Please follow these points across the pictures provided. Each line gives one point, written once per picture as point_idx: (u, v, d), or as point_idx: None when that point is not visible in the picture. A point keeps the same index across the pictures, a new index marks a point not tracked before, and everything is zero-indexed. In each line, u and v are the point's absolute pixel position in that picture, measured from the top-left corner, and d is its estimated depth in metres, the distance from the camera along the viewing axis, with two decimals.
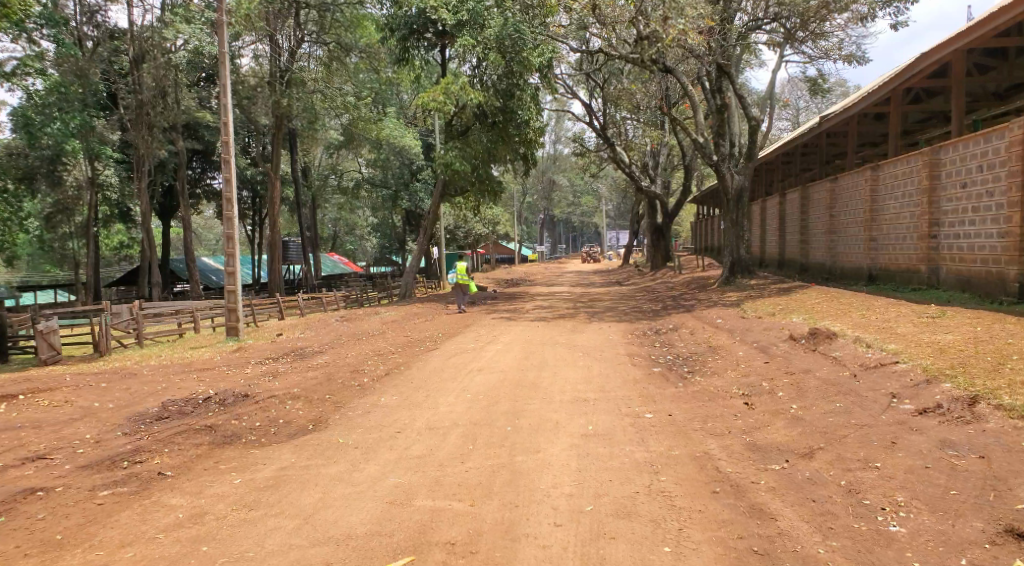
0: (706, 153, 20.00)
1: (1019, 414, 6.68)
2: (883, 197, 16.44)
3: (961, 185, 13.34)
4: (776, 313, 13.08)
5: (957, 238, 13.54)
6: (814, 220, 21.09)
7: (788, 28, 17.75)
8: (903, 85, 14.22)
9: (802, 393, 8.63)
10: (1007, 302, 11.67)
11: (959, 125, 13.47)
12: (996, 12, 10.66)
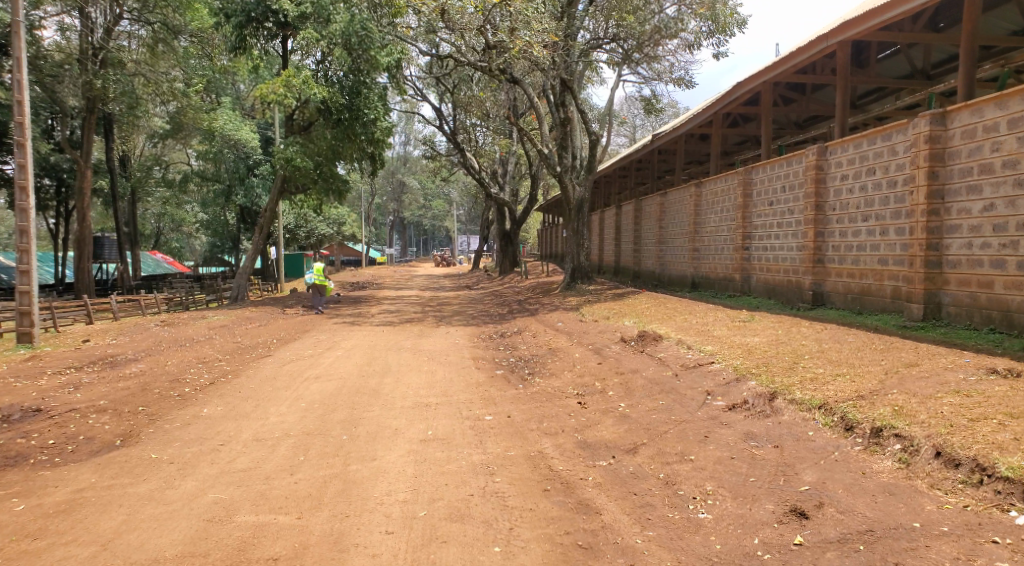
0: (550, 164, 20.71)
1: (807, 407, 7.60)
2: (705, 211, 17.95)
3: (768, 204, 14.87)
4: (611, 317, 13.83)
5: (765, 250, 15.04)
6: (646, 231, 22.56)
7: (626, 49, 18.76)
8: (723, 109, 15.57)
9: (630, 391, 9.22)
10: (803, 308, 13.13)
11: (767, 149, 15.00)
12: (796, 51, 12.02)
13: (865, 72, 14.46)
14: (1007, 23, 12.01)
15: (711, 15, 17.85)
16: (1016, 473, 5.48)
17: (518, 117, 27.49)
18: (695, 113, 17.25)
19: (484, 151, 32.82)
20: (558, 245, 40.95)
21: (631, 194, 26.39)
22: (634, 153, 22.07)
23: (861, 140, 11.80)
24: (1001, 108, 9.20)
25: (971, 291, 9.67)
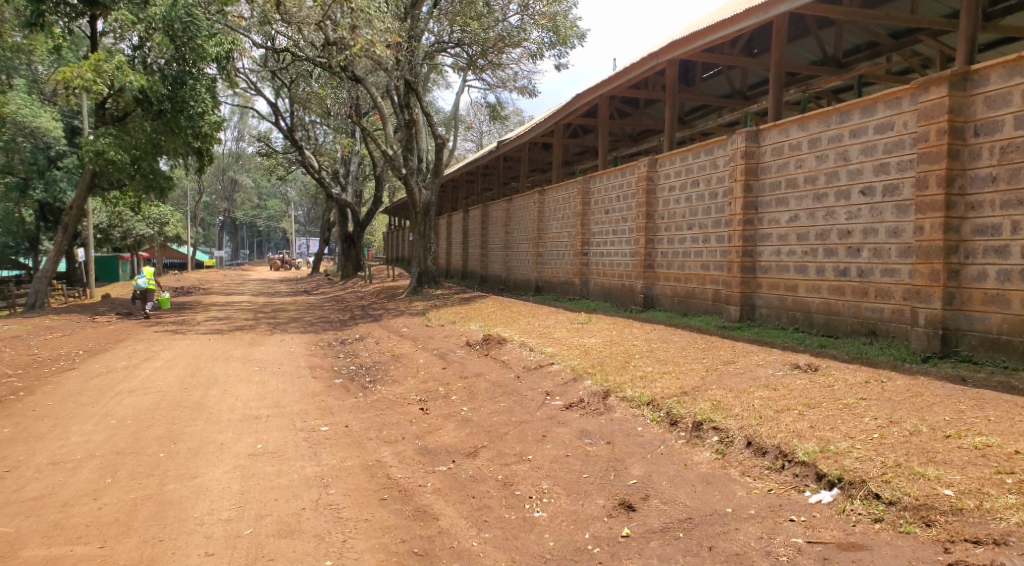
0: (395, 166, 20.47)
1: (638, 404, 8.04)
2: (547, 217, 18.55)
3: (605, 211, 15.62)
4: (456, 322, 13.86)
5: (601, 255, 15.79)
6: (491, 236, 22.95)
7: (470, 55, 19.05)
8: (564, 119, 16.16)
9: (472, 395, 9.27)
10: (636, 310, 13.94)
11: (603, 159, 15.78)
12: (629, 68, 12.75)
13: (691, 90, 15.59)
14: (807, 53, 13.45)
15: (552, 27, 18.48)
16: (810, 457, 6.09)
17: (361, 117, 26.96)
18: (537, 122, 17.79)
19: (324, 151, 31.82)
20: (405, 249, 40.71)
21: (478, 200, 26.73)
22: (479, 158, 22.35)
23: (687, 154, 12.72)
24: (802, 129, 10.27)
25: (779, 294, 10.72)
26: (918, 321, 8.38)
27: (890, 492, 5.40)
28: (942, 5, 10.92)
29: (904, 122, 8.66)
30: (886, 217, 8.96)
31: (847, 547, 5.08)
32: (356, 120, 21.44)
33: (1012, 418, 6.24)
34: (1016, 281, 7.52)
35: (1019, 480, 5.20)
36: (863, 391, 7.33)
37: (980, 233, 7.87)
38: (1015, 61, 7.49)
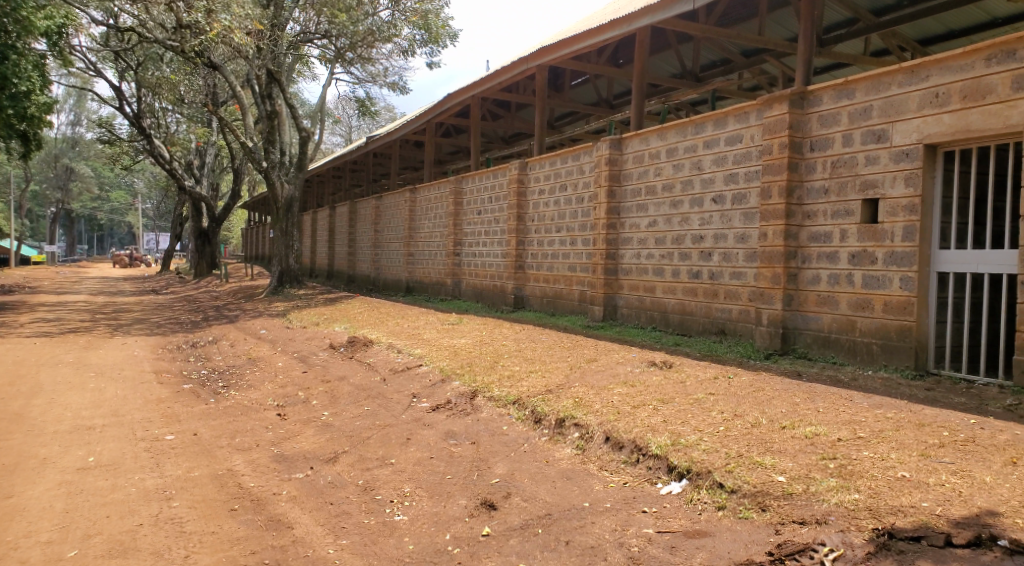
0: (256, 159, 19.60)
1: (504, 403, 8.13)
2: (418, 216, 18.43)
3: (476, 212, 15.73)
4: (320, 323, 13.42)
5: (473, 256, 15.86)
6: (361, 234, 22.44)
7: (338, 48, 18.57)
8: (436, 118, 16.10)
9: (335, 399, 8.99)
10: (506, 311, 14.14)
11: (475, 160, 15.87)
12: (500, 71, 12.89)
13: (561, 95, 15.99)
14: (668, 66, 14.17)
15: (424, 24, 18.40)
16: (663, 451, 6.38)
17: (219, 105, 25.56)
18: (408, 120, 17.60)
19: (176, 139, 29.71)
20: (269, 247, 39.06)
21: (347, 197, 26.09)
22: (348, 154, 21.82)
23: (555, 158, 13.03)
24: (660, 139, 10.79)
25: (639, 295, 11.23)
26: (762, 320, 9.02)
27: (731, 481, 5.72)
28: (785, 29, 11.85)
29: (751, 136, 9.28)
30: (734, 223, 9.58)
31: (692, 534, 5.29)
32: (213, 109, 20.23)
33: (838, 408, 6.85)
34: (843, 284, 8.27)
35: (841, 464, 5.66)
36: (712, 386, 7.80)
37: (815, 241, 8.60)
38: (843, 84, 8.22)
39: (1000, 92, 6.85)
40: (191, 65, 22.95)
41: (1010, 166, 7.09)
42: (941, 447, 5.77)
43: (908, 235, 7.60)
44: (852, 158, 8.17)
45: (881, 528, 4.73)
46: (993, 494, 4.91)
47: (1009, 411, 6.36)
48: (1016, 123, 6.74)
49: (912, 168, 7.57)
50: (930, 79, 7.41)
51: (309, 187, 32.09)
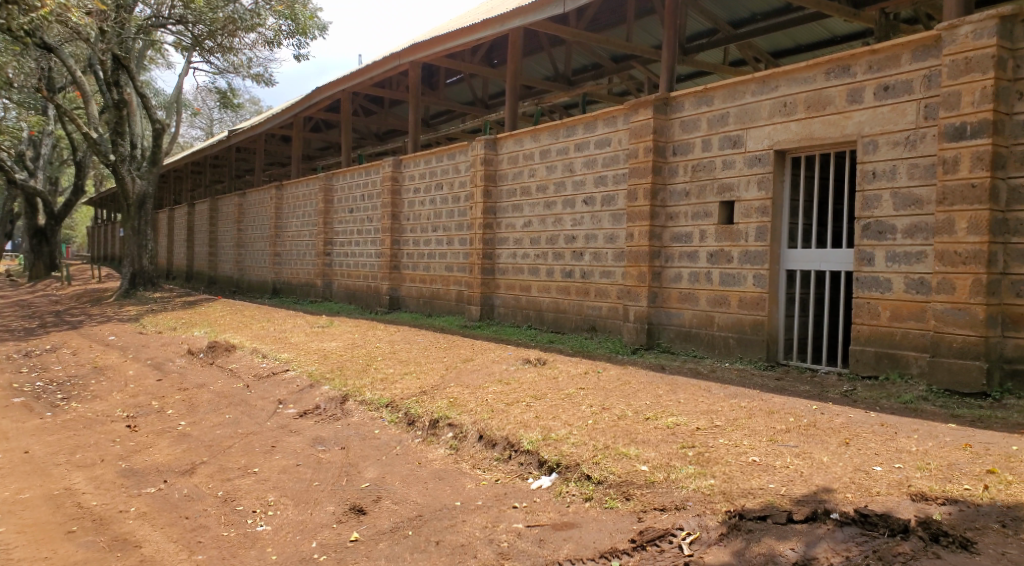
0: (101, 151, 18.19)
1: (375, 406, 7.99)
2: (285, 215, 17.84)
3: (348, 211, 15.42)
4: (176, 328, 12.64)
5: (345, 256, 15.58)
6: (224, 233, 21.38)
7: (195, 35, 17.57)
8: (305, 112, 15.61)
9: (193, 408, 8.48)
10: (381, 312, 13.94)
11: (346, 158, 15.55)
12: (372, 66, 12.66)
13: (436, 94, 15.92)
14: (541, 68, 14.44)
15: (290, 14, 17.80)
16: (534, 446, 6.48)
17: (57, 91, 23.44)
18: (274, 114, 16.93)
19: (5, 128, 26.88)
20: (119, 247, 36.37)
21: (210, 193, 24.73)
22: (209, 148, 20.69)
23: (430, 157, 12.98)
24: (534, 140, 10.98)
25: (515, 294, 11.41)
26: (629, 317, 9.40)
27: (598, 472, 5.87)
28: (651, 37, 12.38)
29: (619, 139, 9.63)
30: (604, 224, 9.90)
31: (560, 527, 5.37)
32: (48, 94, 18.50)
33: (697, 399, 7.24)
34: (702, 281, 8.75)
35: (699, 452, 5.97)
36: (583, 381, 8.02)
37: (677, 240, 9.04)
38: (703, 91, 8.68)
39: (838, 103, 7.47)
40: (21, 45, 20.88)
41: (846, 172, 7.75)
42: (787, 431, 6.21)
43: (760, 235, 8.12)
44: (711, 162, 8.65)
45: (733, 510, 4.96)
46: (829, 473, 5.31)
47: (845, 396, 6.95)
48: (851, 132, 7.38)
49: (763, 172, 8.11)
50: (779, 90, 7.97)
51: (167, 182, 30.15)
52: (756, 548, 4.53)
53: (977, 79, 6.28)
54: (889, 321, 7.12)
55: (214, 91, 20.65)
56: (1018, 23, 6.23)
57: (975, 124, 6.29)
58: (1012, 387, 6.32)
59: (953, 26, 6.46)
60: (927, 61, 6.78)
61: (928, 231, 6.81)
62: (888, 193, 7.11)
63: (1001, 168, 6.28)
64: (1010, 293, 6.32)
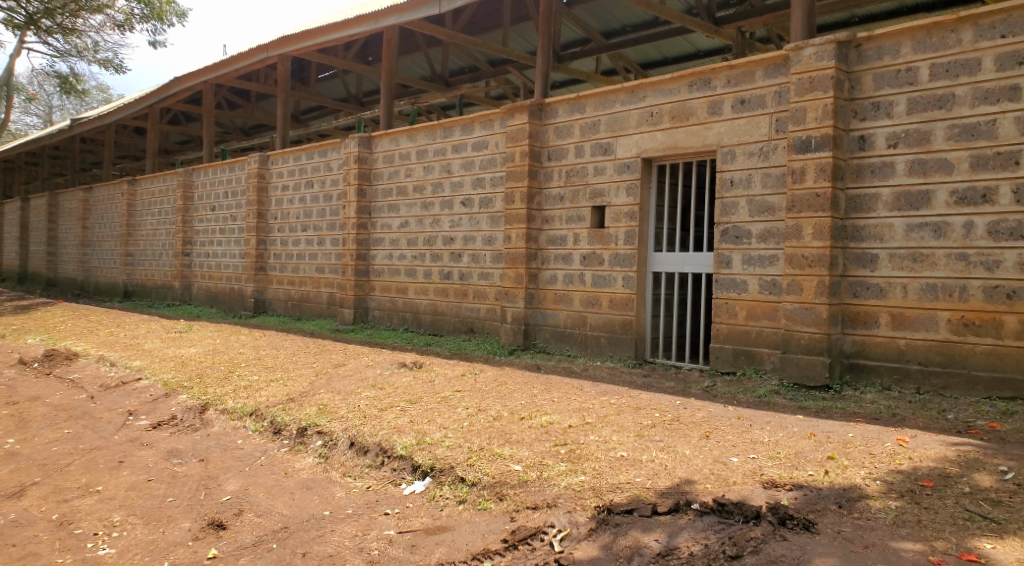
0: None
1: (239, 415, 7.58)
2: (139, 212, 16.74)
3: (210, 209, 14.73)
4: (7, 336, 11.44)
5: (205, 256, 14.86)
6: (67, 231, 19.70)
7: (31, 14, 16.11)
8: (160, 103, 14.70)
9: (25, 423, 7.68)
10: (245, 315, 13.34)
11: (208, 153, 14.77)
12: (235, 57, 12.10)
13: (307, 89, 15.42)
14: (417, 68, 14.32)
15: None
16: (408, 451, 6.33)
17: None
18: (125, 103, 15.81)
19: None
20: None
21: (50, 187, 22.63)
22: (49, 138, 18.98)
23: (300, 154, 12.61)
24: (409, 140, 10.86)
25: (390, 296, 11.23)
26: (506, 319, 9.47)
27: (473, 474, 5.81)
28: (526, 43, 12.60)
29: (495, 143, 9.70)
30: (481, 226, 9.92)
31: (432, 531, 5.27)
32: None
33: (570, 397, 7.39)
34: (576, 283, 8.95)
35: (571, 449, 6.07)
36: (459, 383, 7.97)
37: (553, 243, 9.21)
38: (575, 99, 8.91)
39: (699, 115, 7.88)
40: None
41: (706, 180, 8.20)
42: (653, 426, 6.46)
43: (629, 239, 8.41)
44: (583, 168, 8.88)
45: (602, 505, 5.06)
46: (691, 465, 5.55)
47: (707, 391, 7.32)
48: (711, 142, 7.79)
49: (632, 179, 8.41)
50: (646, 100, 8.31)
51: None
52: (623, 541, 4.63)
53: (819, 97, 6.82)
54: (746, 319, 7.58)
55: (54, 76, 19.01)
56: (853, 47, 6.82)
57: (818, 138, 6.82)
58: (850, 379, 6.89)
59: (799, 47, 6.98)
60: (778, 78, 7.28)
61: (779, 236, 7.31)
62: (743, 201, 7.58)
63: (840, 179, 6.84)
64: (848, 293, 6.89)
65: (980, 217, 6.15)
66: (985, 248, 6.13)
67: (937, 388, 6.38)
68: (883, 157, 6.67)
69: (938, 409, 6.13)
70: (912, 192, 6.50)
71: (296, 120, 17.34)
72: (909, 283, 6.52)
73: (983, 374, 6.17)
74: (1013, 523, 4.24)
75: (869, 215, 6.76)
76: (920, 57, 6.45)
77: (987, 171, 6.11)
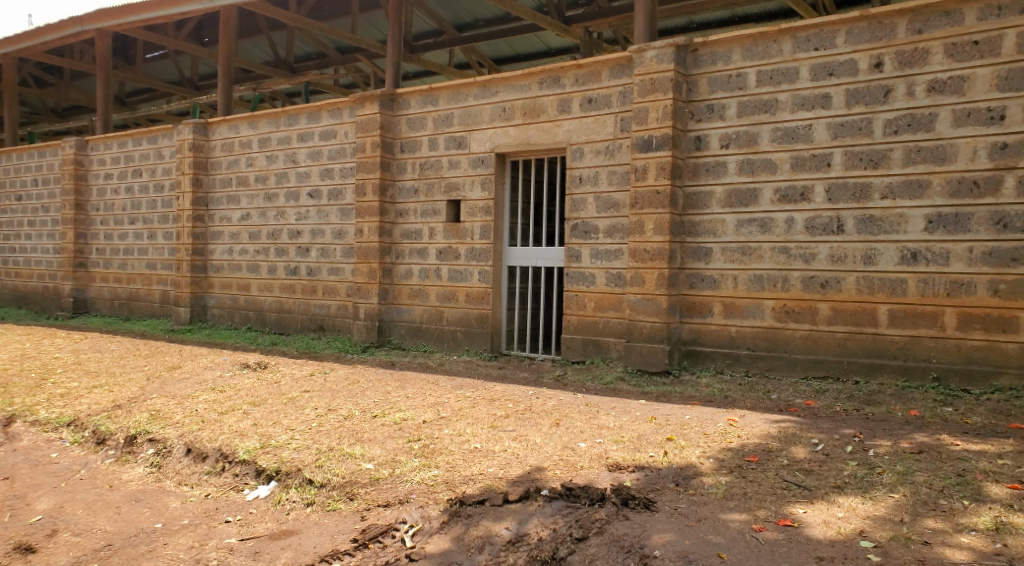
0: None
1: (54, 426, 6.90)
2: None
3: (17, 198, 13.33)
4: None
5: (12, 252, 13.40)
6: None
7: None
8: None
9: None
10: (61, 316, 12.15)
11: (13, 135, 13.30)
12: (42, 29, 10.94)
13: (133, 69, 14.29)
14: (263, 51, 13.64)
15: None
16: (251, 455, 5.99)
17: None
18: None
19: None
20: None
21: None
22: None
23: (126, 139, 11.74)
24: (255, 129, 10.32)
25: (231, 294, 10.66)
26: (359, 315, 9.25)
27: (321, 475, 5.59)
28: (376, 32, 12.37)
29: (345, 133, 9.43)
30: (331, 219, 9.62)
31: (278, 536, 5.02)
32: None
33: (425, 392, 7.33)
34: (431, 278, 8.89)
35: (424, 444, 6.01)
36: (307, 384, 7.67)
37: (407, 237, 9.10)
38: (428, 91, 8.85)
39: (550, 112, 8.08)
40: None
41: (557, 176, 8.45)
42: (505, 417, 6.54)
43: (484, 233, 8.47)
44: (437, 161, 8.84)
45: (454, 497, 5.04)
46: (541, 452, 5.68)
47: (557, 381, 7.54)
48: (561, 139, 8.02)
49: (486, 173, 8.48)
50: (498, 95, 8.40)
51: None
52: (474, 532, 4.63)
53: (660, 98, 7.20)
54: (594, 311, 7.88)
55: None
56: (690, 51, 7.26)
57: (659, 138, 7.21)
58: (687, 365, 7.36)
59: (641, 49, 7.33)
60: (621, 79, 7.62)
61: (624, 231, 7.64)
62: (591, 197, 7.86)
63: (679, 177, 7.27)
64: (685, 285, 7.34)
65: (799, 214, 6.74)
66: (803, 242, 6.73)
67: (763, 370, 6.96)
68: (716, 157, 7.17)
69: (763, 390, 6.67)
70: (742, 190, 7.02)
71: (122, 102, 16.00)
72: (739, 274, 7.04)
73: (801, 357, 6.78)
74: (821, 488, 4.69)
75: (704, 211, 7.24)
76: (748, 64, 6.97)
77: (805, 171, 6.70)
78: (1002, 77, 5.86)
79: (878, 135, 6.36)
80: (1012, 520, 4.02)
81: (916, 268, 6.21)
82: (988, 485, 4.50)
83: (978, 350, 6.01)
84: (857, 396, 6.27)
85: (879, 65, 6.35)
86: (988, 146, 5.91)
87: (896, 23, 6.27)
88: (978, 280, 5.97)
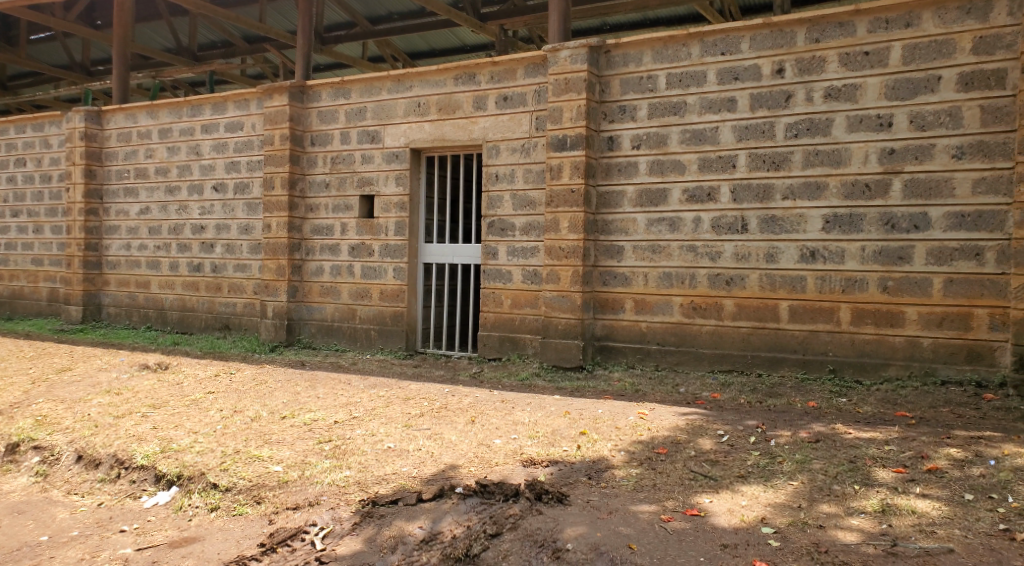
0: None
1: None
2: None
3: None
4: None
5: None
6: None
7: None
8: None
9: None
10: None
11: None
12: None
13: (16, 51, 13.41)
14: (164, 37, 13.03)
15: None
16: (149, 460, 5.70)
17: None
18: None
19: None
20: None
21: None
22: None
23: (8, 126, 11.06)
24: (156, 119, 9.84)
25: (129, 292, 10.15)
26: (267, 313, 8.98)
27: (226, 479, 5.36)
28: (285, 21, 12.03)
29: (252, 124, 9.13)
30: (237, 214, 9.28)
31: (178, 543, 4.78)
32: None
33: (337, 392, 7.17)
34: (344, 275, 8.72)
35: (336, 445, 5.88)
36: (211, 385, 7.38)
37: (317, 233, 8.88)
38: (339, 83, 8.66)
39: (465, 108, 8.05)
40: None
41: (473, 172, 8.43)
42: (420, 416, 6.48)
43: (399, 230, 8.37)
44: (349, 156, 8.67)
45: (367, 498, 4.95)
46: (456, 450, 5.65)
47: (473, 378, 7.53)
48: (477, 137, 8.00)
49: (400, 169, 8.37)
50: (413, 90, 8.31)
51: None
52: (387, 532, 4.54)
53: (574, 98, 7.29)
54: (510, 308, 7.91)
55: None
56: (603, 53, 7.39)
57: (573, 137, 7.30)
58: (601, 360, 7.50)
59: (555, 48, 7.40)
60: (536, 78, 7.68)
61: (539, 229, 7.71)
62: (508, 195, 7.88)
63: (592, 176, 7.39)
64: (599, 282, 7.48)
65: (706, 214, 6.97)
66: (709, 241, 6.96)
67: (672, 364, 7.17)
68: (628, 157, 7.33)
69: (672, 384, 6.86)
70: (652, 190, 7.20)
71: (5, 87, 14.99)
72: (649, 272, 7.23)
73: (708, 351, 7.02)
74: (727, 478, 4.86)
75: (616, 211, 7.39)
76: (658, 66, 7.15)
77: (711, 173, 6.93)
78: (889, 86, 6.23)
79: (779, 138, 6.65)
80: (897, 502, 4.29)
81: (814, 266, 6.53)
82: (876, 469, 4.78)
83: (869, 343, 6.38)
84: (760, 388, 6.54)
85: (780, 71, 6.64)
86: (878, 151, 6.27)
87: (795, 32, 6.57)
88: (868, 278, 6.33)
